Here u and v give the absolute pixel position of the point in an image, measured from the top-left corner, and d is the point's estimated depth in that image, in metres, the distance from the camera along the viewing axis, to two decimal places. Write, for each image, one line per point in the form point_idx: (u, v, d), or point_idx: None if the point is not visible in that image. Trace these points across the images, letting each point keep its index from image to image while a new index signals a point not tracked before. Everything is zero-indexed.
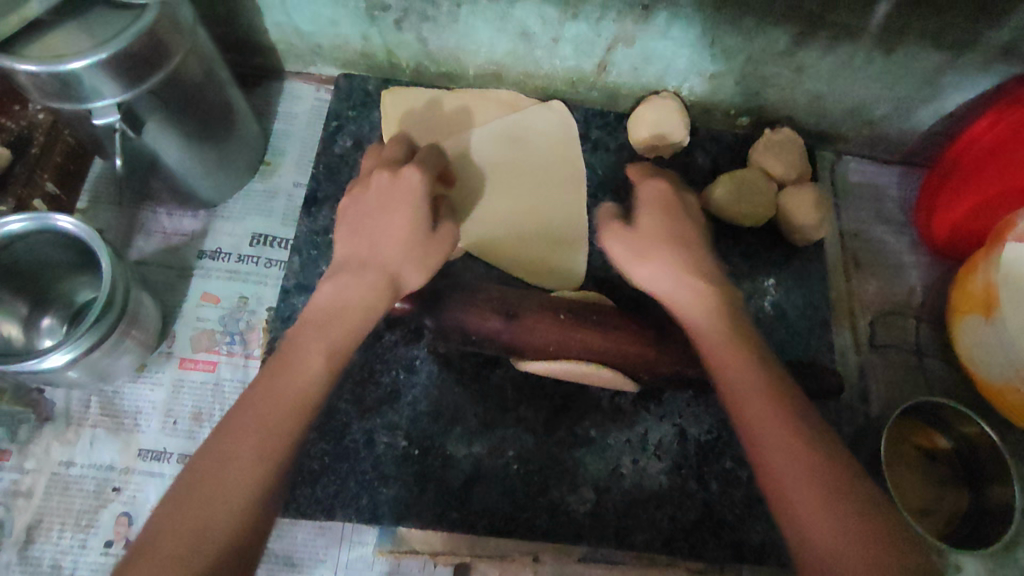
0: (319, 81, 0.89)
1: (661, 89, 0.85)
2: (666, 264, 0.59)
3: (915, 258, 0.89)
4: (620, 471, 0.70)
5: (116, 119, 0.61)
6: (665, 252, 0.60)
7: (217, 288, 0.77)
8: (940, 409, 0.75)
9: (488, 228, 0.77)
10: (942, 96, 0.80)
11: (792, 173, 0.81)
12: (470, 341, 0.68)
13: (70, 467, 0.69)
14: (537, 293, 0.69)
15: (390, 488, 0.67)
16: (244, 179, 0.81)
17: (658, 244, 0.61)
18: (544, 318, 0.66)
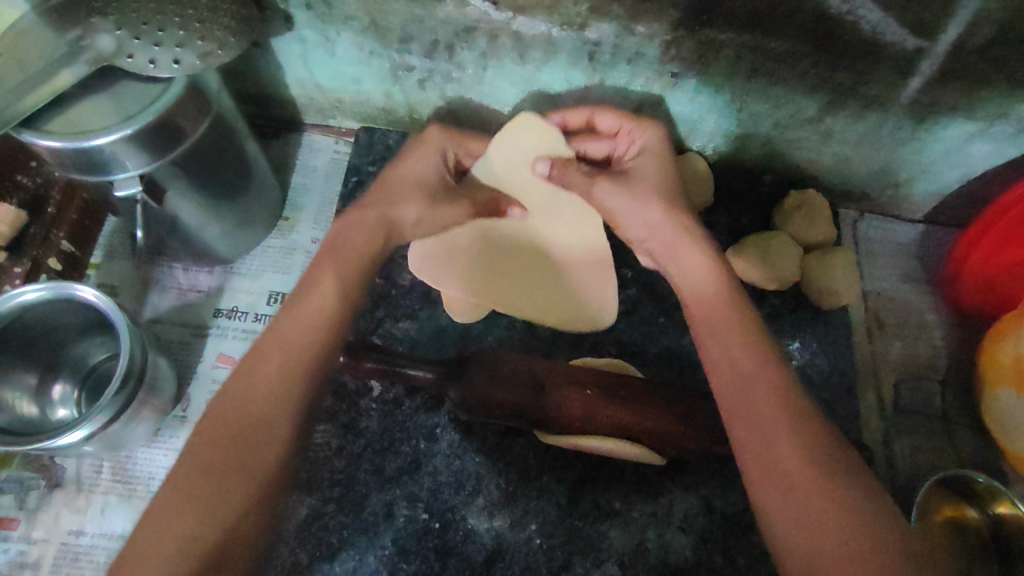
0: (339, 133, 0.88)
1: (685, 148, 0.84)
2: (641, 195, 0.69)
3: (940, 319, 0.88)
4: (645, 546, 0.68)
5: (136, 189, 0.60)
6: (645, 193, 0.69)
7: (234, 348, 0.76)
8: (974, 481, 0.73)
9: (498, 277, 0.76)
10: (970, 162, 0.79)
11: (817, 238, 0.80)
12: (494, 414, 0.68)
13: (79, 537, 0.67)
14: (562, 365, 0.69)
15: (409, 564, 0.65)
16: (262, 235, 0.80)
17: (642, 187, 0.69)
18: (566, 389, 0.66)
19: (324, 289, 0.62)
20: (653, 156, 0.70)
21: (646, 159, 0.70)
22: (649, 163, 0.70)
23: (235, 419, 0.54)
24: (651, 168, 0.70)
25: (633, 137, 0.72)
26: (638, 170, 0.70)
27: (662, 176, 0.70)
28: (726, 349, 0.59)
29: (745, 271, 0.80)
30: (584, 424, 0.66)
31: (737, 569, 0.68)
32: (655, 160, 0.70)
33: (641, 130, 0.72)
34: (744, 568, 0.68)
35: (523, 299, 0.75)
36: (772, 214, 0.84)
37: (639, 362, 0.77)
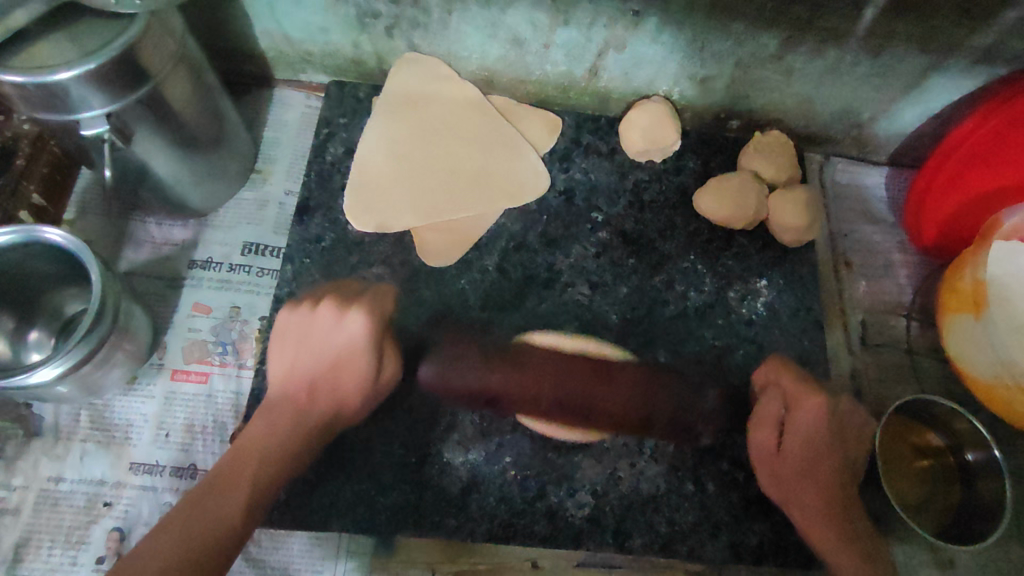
0: (310, 89, 0.89)
1: (652, 93, 0.86)
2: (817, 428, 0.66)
3: (904, 257, 0.90)
4: (618, 475, 0.70)
5: (104, 129, 0.61)
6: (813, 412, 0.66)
7: (208, 298, 0.76)
8: (934, 406, 0.76)
9: (440, 200, 0.77)
10: (928, 99, 0.81)
11: (781, 176, 0.83)
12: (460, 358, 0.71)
13: (59, 482, 0.67)
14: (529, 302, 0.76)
15: (387, 497, 0.67)
16: (234, 187, 0.81)
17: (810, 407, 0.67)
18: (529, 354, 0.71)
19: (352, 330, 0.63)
20: (805, 440, 0.66)
21: (793, 438, 0.67)
22: (800, 459, 0.67)
23: (223, 484, 0.58)
24: (804, 451, 0.67)
25: (798, 413, 0.67)
26: (788, 438, 0.67)
27: (829, 442, 0.66)
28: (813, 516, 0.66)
29: (713, 211, 0.82)
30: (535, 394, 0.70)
31: (707, 494, 0.70)
32: (807, 440, 0.67)
33: (803, 402, 0.67)
34: (714, 493, 0.71)
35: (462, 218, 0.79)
36: (738, 157, 0.87)
37: (610, 302, 0.78)
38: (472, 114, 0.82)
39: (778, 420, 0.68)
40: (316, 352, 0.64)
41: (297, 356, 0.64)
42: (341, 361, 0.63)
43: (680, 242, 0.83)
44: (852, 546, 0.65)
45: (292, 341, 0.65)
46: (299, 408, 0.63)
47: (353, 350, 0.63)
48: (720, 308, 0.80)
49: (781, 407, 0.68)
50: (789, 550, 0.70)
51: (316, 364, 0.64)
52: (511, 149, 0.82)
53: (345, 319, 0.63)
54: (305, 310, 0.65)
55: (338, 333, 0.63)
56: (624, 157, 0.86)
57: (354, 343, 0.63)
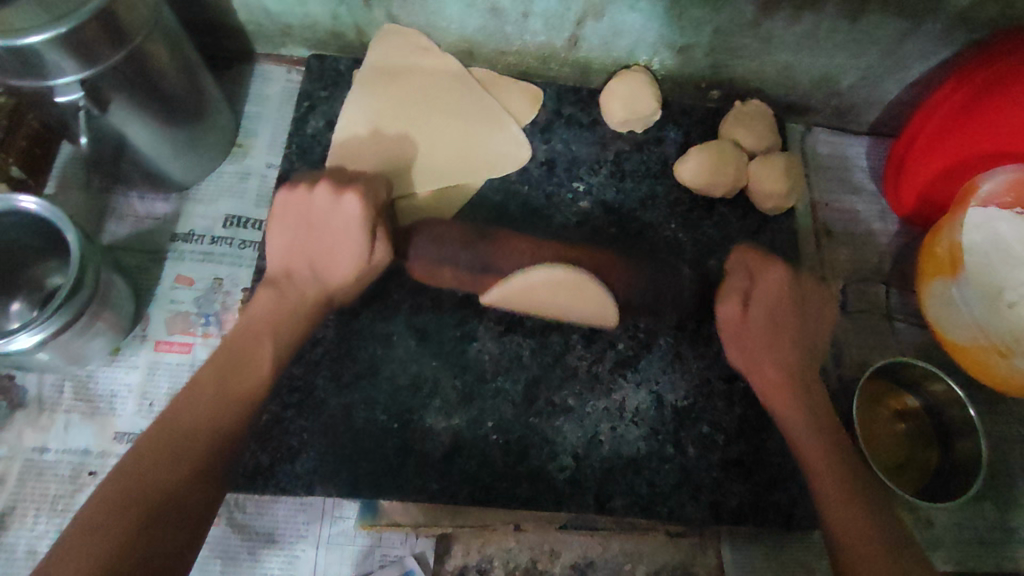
0: (291, 63, 0.89)
1: (632, 63, 0.86)
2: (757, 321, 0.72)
3: (884, 225, 0.91)
4: (599, 438, 0.71)
5: (79, 97, 0.61)
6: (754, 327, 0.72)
7: (191, 270, 0.76)
8: (910, 369, 0.77)
9: (421, 172, 0.78)
10: (906, 65, 0.82)
11: (761, 144, 0.84)
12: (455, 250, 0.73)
13: (44, 453, 0.67)
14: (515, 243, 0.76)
15: (370, 462, 0.67)
16: (215, 160, 0.81)
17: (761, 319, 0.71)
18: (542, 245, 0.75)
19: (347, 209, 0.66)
20: (767, 297, 0.71)
21: (758, 304, 0.72)
22: (762, 324, 0.71)
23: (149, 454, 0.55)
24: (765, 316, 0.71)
25: (760, 280, 0.72)
26: (749, 313, 0.72)
27: (789, 306, 0.72)
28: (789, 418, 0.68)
29: (693, 179, 0.82)
30: (535, 293, 0.71)
31: (687, 457, 0.71)
32: (771, 304, 0.71)
33: (762, 273, 0.72)
34: (693, 456, 0.71)
35: (444, 190, 0.79)
36: (719, 126, 0.87)
37: None
38: (454, 86, 0.82)
39: (744, 293, 0.72)
40: (315, 235, 0.68)
41: (296, 242, 0.68)
42: (337, 240, 0.67)
43: (661, 211, 0.83)
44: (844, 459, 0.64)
45: (292, 220, 0.68)
46: (305, 295, 0.67)
47: (351, 226, 0.66)
48: (700, 275, 0.80)
49: (746, 280, 0.73)
50: (768, 510, 0.70)
51: (319, 232, 0.68)
52: (493, 119, 0.82)
53: (341, 199, 0.66)
54: (302, 192, 0.68)
55: (334, 211, 0.66)
56: (606, 128, 0.87)
57: (349, 216, 0.66)
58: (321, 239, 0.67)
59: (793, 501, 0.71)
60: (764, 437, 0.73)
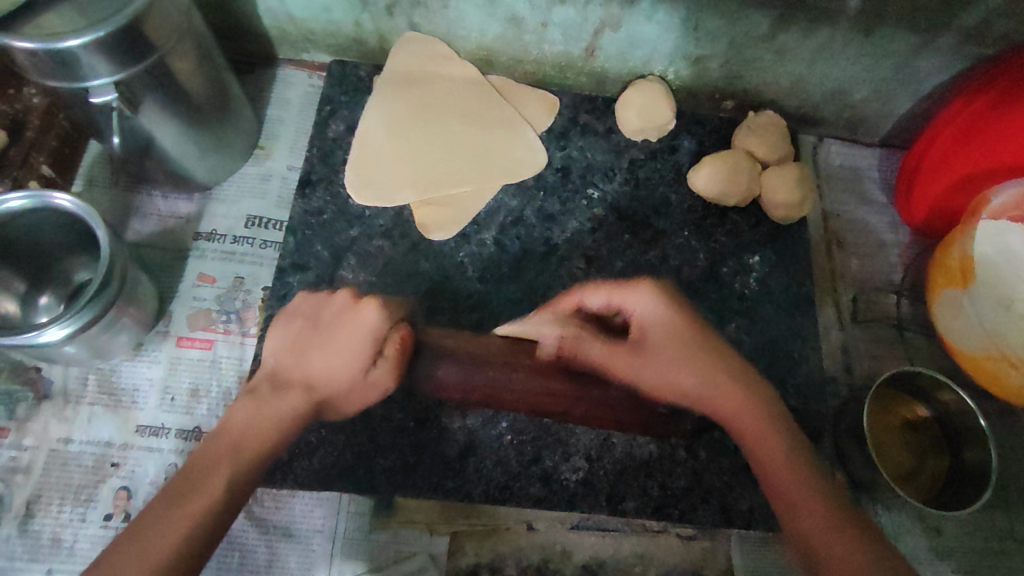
0: (313, 68, 0.91)
1: (647, 73, 0.87)
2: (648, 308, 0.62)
3: (895, 236, 0.92)
4: (611, 441, 0.71)
5: (113, 98, 0.63)
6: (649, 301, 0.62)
7: (213, 268, 0.78)
8: (921, 378, 0.77)
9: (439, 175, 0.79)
10: (919, 79, 0.83)
11: (774, 154, 0.85)
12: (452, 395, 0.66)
13: (68, 443, 0.68)
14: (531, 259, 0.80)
15: (386, 459, 0.68)
16: (238, 162, 0.83)
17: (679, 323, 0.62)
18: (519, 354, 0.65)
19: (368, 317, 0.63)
20: (652, 319, 0.62)
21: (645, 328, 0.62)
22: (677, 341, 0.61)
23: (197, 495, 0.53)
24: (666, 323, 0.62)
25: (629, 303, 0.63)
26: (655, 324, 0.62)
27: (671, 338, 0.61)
28: (660, 370, 0.60)
29: (706, 188, 0.83)
30: (524, 401, 0.65)
31: (699, 461, 0.72)
32: (655, 324, 0.62)
33: (628, 296, 0.63)
34: (705, 459, 0.72)
35: (462, 194, 0.81)
36: (732, 136, 0.88)
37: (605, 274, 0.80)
38: (472, 93, 0.84)
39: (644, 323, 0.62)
40: (319, 333, 0.63)
41: (297, 340, 0.63)
42: (341, 343, 0.61)
43: (674, 219, 0.84)
44: (771, 435, 0.59)
45: (297, 331, 0.64)
46: (283, 396, 0.60)
47: (358, 334, 0.62)
48: (712, 281, 0.82)
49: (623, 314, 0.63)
50: (778, 514, 0.71)
51: (320, 352, 0.61)
52: (510, 126, 0.84)
53: (361, 309, 0.63)
54: (322, 298, 0.66)
55: (348, 319, 0.63)
56: (620, 136, 0.88)
57: (364, 329, 0.62)
58: (320, 345, 0.62)
59: None
60: None
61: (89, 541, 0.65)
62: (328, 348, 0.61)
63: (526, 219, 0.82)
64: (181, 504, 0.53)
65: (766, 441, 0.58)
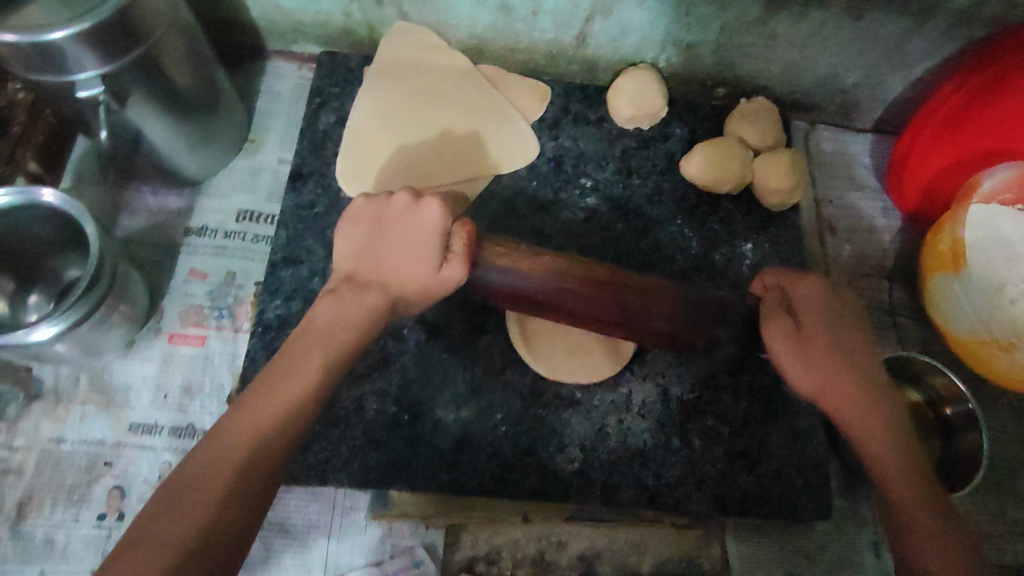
0: (301, 60, 0.89)
1: (639, 60, 0.87)
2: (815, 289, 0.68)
3: (887, 222, 0.92)
4: (605, 431, 0.72)
5: (99, 91, 0.62)
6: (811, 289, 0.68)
7: (204, 264, 0.77)
8: (912, 361, 0.78)
9: (431, 166, 0.79)
10: (912, 62, 0.82)
11: (766, 141, 0.84)
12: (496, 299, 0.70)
13: (60, 443, 0.68)
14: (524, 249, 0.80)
15: (380, 453, 0.68)
16: (228, 155, 0.82)
17: (820, 323, 0.66)
18: (575, 263, 0.66)
19: (427, 214, 0.60)
20: (809, 307, 0.67)
21: (808, 317, 0.66)
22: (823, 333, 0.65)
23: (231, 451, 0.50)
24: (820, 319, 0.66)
25: (798, 290, 0.68)
26: (802, 318, 0.66)
27: (841, 325, 0.66)
28: (816, 356, 0.65)
29: (698, 175, 0.83)
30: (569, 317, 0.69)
31: (693, 450, 0.73)
32: (814, 310, 0.67)
33: (796, 283, 0.68)
34: (699, 448, 0.73)
35: (455, 185, 0.80)
36: (725, 123, 0.88)
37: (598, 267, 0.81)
38: (463, 83, 0.83)
39: (786, 307, 0.67)
40: (388, 234, 0.61)
41: (370, 235, 0.62)
42: (408, 244, 0.60)
43: (668, 207, 0.84)
44: (894, 430, 0.63)
45: (367, 225, 0.62)
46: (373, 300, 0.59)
47: (427, 233, 0.59)
48: (706, 270, 0.81)
49: (777, 291, 0.69)
50: (771, 501, 0.72)
51: (393, 246, 0.60)
52: (503, 115, 0.83)
53: (422, 203, 0.60)
54: (384, 196, 0.62)
55: (411, 216, 0.60)
56: (613, 125, 0.88)
57: (424, 231, 0.59)
58: (390, 238, 0.60)
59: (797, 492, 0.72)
60: (769, 430, 0.74)
61: (83, 541, 0.65)
62: (396, 245, 0.60)
63: (519, 210, 0.82)
64: (239, 435, 0.51)
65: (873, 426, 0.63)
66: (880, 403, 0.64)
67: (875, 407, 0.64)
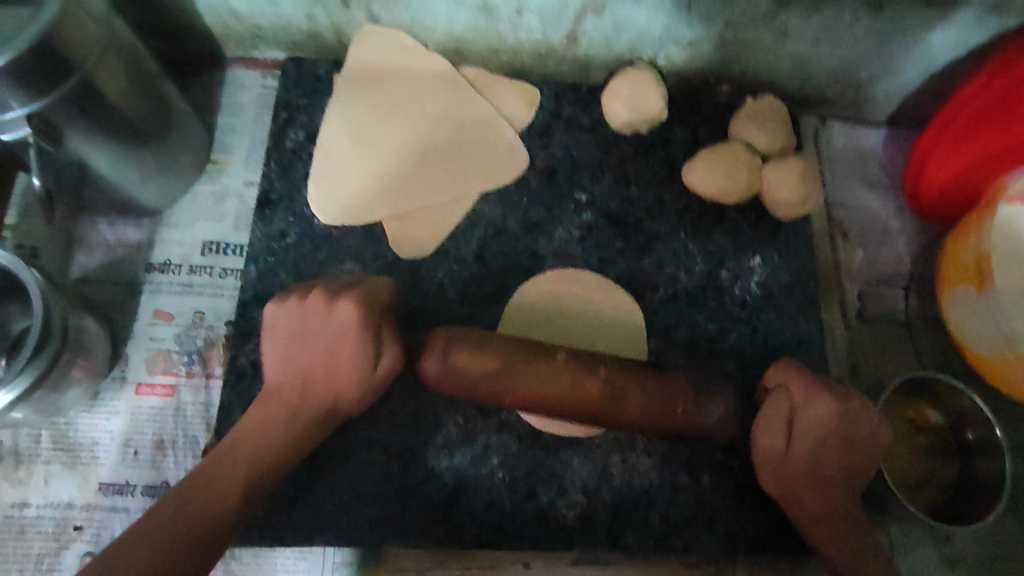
0: (265, 67, 0.82)
1: (635, 57, 0.79)
2: (829, 407, 0.60)
3: (901, 224, 0.86)
4: (609, 472, 0.67)
5: (27, 132, 0.55)
6: (825, 398, 0.60)
7: (169, 304, 0.71)
8: (933, 381, 0.73)
9: (410, 188, 0.72)
10: (932, 55, 0.76)
11: (776, 145, 0.78)
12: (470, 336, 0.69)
13: (24, 509, 0.63)
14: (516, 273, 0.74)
15: (370, 507, 0.64)
16: (189, 180, 0.75)
17: (812, 442, 0.61)
18: (532, 359, 0.59)
19: (344, 311, 0.57)
20: (813, 431, 0.61)
21: (804, 435, 0.61)
22: (806, 467, 0.62)
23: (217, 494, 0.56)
24: (808, 449, 0.61)
25: (808, 411, 0.61)
26: (796, 446, 0.61)
27: (829, 441, 0.61)
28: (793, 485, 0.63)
29: (702, 185, 0.77)
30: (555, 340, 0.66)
31: (702, 486, 0.68)
32: (816, 438, 0.61)
33: (806, 404, 0.61)
34: (708, 485, 0.68)
35: (437, 204, 0.73)
36: (729, 125, 0.81)
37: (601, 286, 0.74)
38: (444, 91, 0.76)
39: (788, 424, 0.61)
40: (306, 348, 0.59)
41: (289, 343, 0.60)
42: (334, 352, 0.58)
43: (669, 220, 0.78)
44: (843, 525, 0.63)
45: (286, 338, 0.60)
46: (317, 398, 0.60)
47: (346, 334, 0.57)
48: (712, 288, 0.76)
49: (788, 408, 0.61)
50: (785, 538, 0.68)
51: (317, 348, 0.59)
52: (489, 127, 0.76)
53: (335, 308, 0.57)
54: (293, 303, 0.59)
55: (329, 322, 0.58)
56: (608, 130, 0.81)
57: (350, 350, 0.58)
58: (312, 350, 0.59)
59: None
60: None
61: None
62: (325, 350, 0.58)
63: (509, 229, 0.76)
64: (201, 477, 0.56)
65: (803, 493, 0.63)
66: (836, 451, 0.62)
67: (823, 487, 0.63)
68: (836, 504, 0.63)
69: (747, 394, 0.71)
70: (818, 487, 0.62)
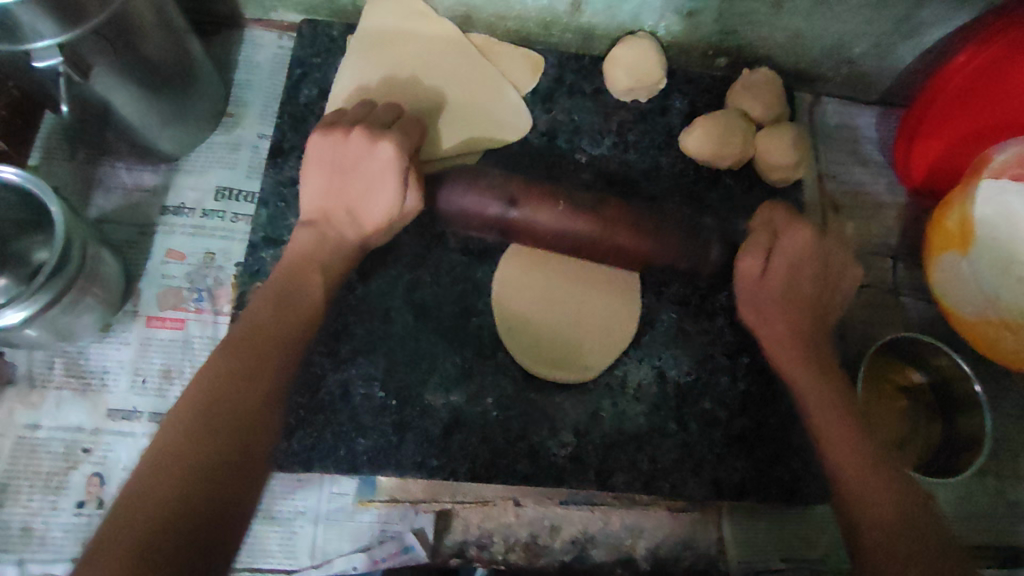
0: (281, 29, 0.85)
1: (637, 28, 0.83)
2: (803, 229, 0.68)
3: (892, 199, 0.89)
4: (600, 415, 0.70)
5: (58, 62, 0.57)
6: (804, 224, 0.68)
7: (182, 244, 0.74)
8: (915, 344, 0.75)
9: None
10: (921, 32, 0.79)
11: (770, 114, 0.81)
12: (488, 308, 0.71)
13: (36, 430, 0.66)
14: None
15: (368, 438, 0.66)
16: (204, 130, 0.78)
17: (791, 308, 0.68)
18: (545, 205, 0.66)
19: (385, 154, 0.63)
20: (791, 254, 0.68)
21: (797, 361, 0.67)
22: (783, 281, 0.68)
23: (194, 447, 0.48)
24: (784, 276, 0.68)
25: (787, 237, 0.68)
26: (769, 336, 0.69)
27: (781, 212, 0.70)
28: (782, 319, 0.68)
29: (697, 150, 0.80)
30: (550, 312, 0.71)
31: (690, 433, 0.71)
32: (792, 257, 0.68)
33: (788, 229, 0.68)
34: (696, 432, 0.71)
35: (443, 160, 0.76)
36: (724, 96, 0.84)
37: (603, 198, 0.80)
38: (451, 55, 0.79)
39: (770, 240, 0.68)
40: (350, 180, 0.65)
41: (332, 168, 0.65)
42: (327, 263, 0.64)
43: (665, 183, 0.81)
44: (864, 441, 0.61)
45: (327, 168, 0.66)
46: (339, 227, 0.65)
47: (386, 171, 0.63)
48: None
49: (771, 233, 0.68)
50: (770, 486, 0.70)
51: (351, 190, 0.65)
52: (493, 90, 0.79)
53: (376, 147, 0.63)
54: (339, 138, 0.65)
55: (371, 159, 0.63)
56: (609, 97, 0.84)
57: (396, 212, 0.65)
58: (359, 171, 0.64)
59: (796, 477, 0.70)
60: (768, 412, 0.72)
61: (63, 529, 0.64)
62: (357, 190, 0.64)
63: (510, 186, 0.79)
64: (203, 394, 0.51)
65: (842, 433, 0.61)
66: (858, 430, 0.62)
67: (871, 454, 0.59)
68: (884, 483, 0.57)
69: (736, 348, 0.73)
70: (863, 451, 0.60)
